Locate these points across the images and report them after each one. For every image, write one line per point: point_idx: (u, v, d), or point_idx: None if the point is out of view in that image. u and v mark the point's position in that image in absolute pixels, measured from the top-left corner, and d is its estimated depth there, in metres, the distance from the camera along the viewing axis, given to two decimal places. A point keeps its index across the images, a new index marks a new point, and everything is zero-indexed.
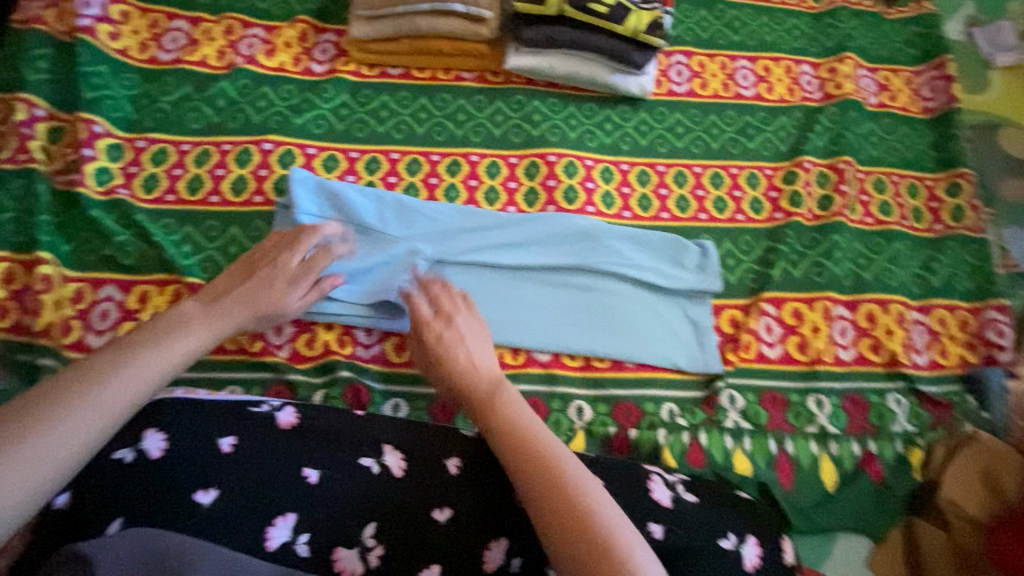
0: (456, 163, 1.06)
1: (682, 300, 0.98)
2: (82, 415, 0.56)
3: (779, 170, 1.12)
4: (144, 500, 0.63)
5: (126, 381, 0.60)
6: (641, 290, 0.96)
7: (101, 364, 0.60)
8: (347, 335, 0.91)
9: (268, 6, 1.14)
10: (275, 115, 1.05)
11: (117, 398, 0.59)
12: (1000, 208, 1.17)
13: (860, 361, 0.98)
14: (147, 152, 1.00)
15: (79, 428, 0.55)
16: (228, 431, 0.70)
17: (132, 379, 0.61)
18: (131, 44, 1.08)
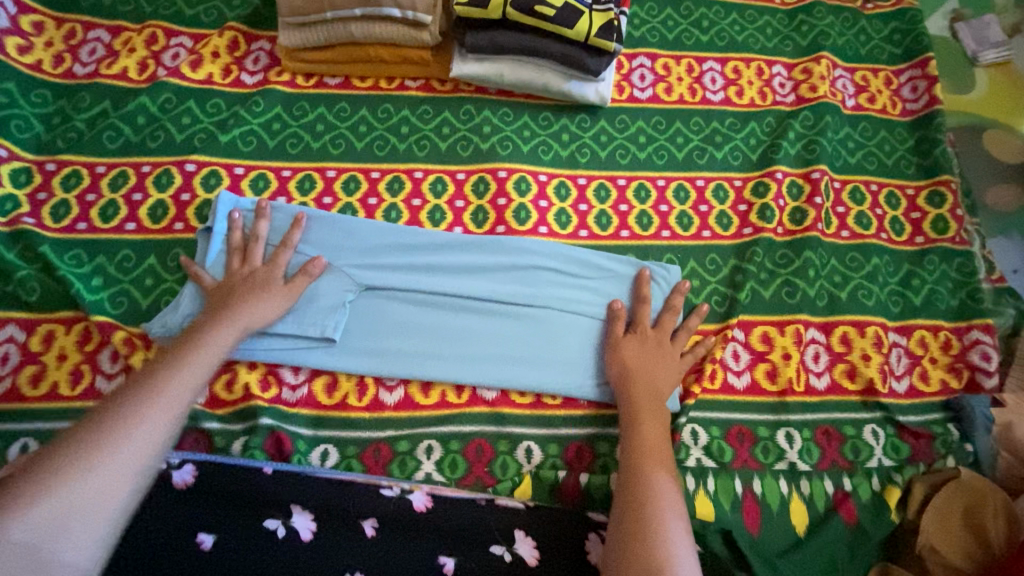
0: (398, 181, 0.98)
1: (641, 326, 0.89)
2: (96, 481, 0.54)
3: (748, 181, 1.04)
4: None
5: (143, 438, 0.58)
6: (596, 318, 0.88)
7: (111, 424, 0.57)
8: (272, 375, 0.83)
9: (195, 13, 1.05)
10: (200, 132, 0.96)
11: (134, 456, 0.56)
12: (986, 216, 1.09)
13: (834, 389, 0.91)
14: (58, 176, 0.92)
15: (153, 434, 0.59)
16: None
17: (149, 436, 0.59)
18: (45, 58, 1.00)
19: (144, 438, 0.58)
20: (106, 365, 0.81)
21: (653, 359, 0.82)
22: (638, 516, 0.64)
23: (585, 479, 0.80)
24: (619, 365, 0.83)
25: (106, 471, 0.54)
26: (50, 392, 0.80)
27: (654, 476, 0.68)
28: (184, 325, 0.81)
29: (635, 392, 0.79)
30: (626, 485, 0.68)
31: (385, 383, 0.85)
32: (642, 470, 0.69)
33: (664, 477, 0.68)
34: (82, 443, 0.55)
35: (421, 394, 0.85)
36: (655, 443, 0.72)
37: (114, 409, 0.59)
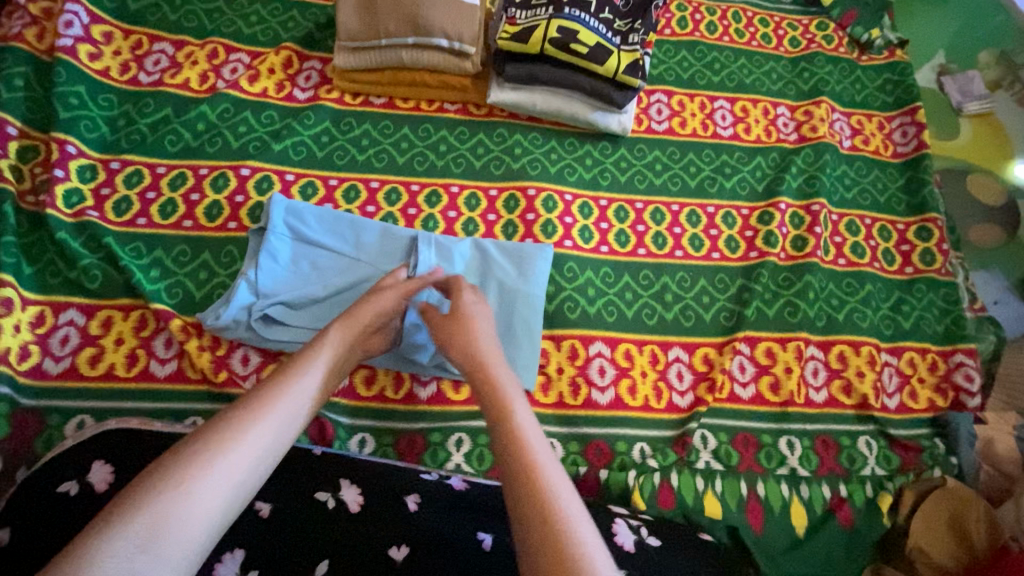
0: (435, 194, 1.06)
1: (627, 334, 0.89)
2: (198, 499, 0.51)
3: (754, 210, 1.13)
4: None
5: (247, 453, 0.55)
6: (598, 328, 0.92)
7: (215, 437, 0.55)
8: None
9: (253, 32, 1.15)
10: (255, 141, 1.04)
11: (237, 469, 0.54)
12: (968, 252, 1.20)
13: (831, 402, 0.99)
14: (121, 174, 0.99)
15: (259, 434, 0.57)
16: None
17: (252, 450, 0.55)
18: (113, 65, 1.07)
19: (250, 452, 0.55)
20: (161, 350, 0.87)
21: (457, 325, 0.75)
22: (531, 487, 0.54)
23: (604, 475, 0.88)
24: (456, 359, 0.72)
25: (211, 492, 0.51)
26: (107, 372, 0.86)
27: (538, 462, 0.57)
28: (236, 316, 0.87)
29: (484, 376, 0.68)
30: (511, 474, 0.56)
31: (420, 378, 0.91)
32: (521, 464, 0.57)
33: (545, 462, 0.57)
34: (191, 453, 0.53)
35: (452, 390, 0.91)
36: (522, 427, 0.61)
37: (222, 419, 0.56)
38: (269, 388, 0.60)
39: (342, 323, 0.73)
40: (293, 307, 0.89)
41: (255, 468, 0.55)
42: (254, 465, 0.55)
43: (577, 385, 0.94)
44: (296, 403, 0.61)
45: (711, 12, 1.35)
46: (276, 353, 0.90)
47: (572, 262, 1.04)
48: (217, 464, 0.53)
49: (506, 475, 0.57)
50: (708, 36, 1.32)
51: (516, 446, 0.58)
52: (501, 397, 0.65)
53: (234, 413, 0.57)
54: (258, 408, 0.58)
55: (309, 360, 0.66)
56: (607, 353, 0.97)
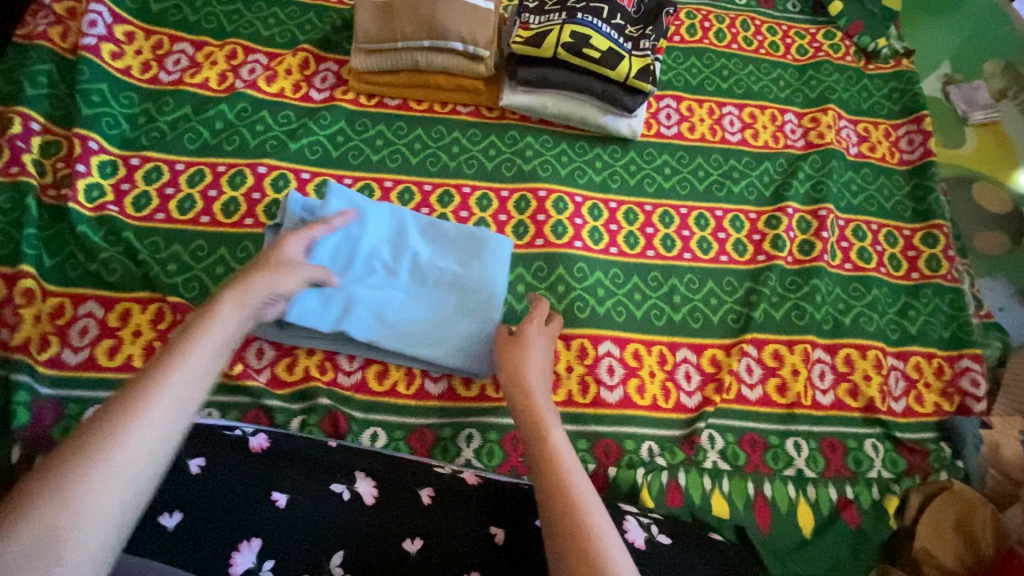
0: (448, 194, 1.08)
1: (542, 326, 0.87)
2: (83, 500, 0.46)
3: (762, 214, 1.15)
4: None
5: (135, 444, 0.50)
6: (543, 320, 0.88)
7: (96, 435, 0.49)
8: (330, 361, 0.91)
9: (271, 34, 1.17)
10: (272, 139, 1.06)
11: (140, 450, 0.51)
12: (974, 259, 1.20)
13: (838, 405, 0.99)
14: (141, 170, 1.01)
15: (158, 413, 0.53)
16: (195, 454, 0.70)
17: (145, 442, 0.51)
18: (134, 64, 1.10)
19: (139, 443, 0.51)
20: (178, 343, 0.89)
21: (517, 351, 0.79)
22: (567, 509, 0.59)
23: (613, 472, 0.89)
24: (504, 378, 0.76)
25: (97, 492, 0.47)
26: (125, 363, 0.87)
27: (575, 485, 0.61)
28: None
29: (526, 404, 0.72)
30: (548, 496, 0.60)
31: (430, 375, 0.92)
32: (556, 479, 0.61)
33: (582, 486, 0.61)
34: (66, 459, 0.48)
35: (462, 387, 0.92)
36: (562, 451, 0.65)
37: (96, 417, 0.51)
38: (149, 376, 0.55)
39: (229, 298, 0.68)
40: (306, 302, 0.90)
41: (147, 458, 0.51)
42: (146, 455, 0.51)
43: (586, 384, 0.95)
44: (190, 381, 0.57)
45: (720, 20, 1.37)
46: (290, 347, 0.91)
47: (582, 262, 1.05)
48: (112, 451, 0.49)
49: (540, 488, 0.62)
50: (717, 44, 1.34)
51: (557, 468, 0.63)
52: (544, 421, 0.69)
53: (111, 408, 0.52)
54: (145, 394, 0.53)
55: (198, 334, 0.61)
56: (615, 353, 0.98)
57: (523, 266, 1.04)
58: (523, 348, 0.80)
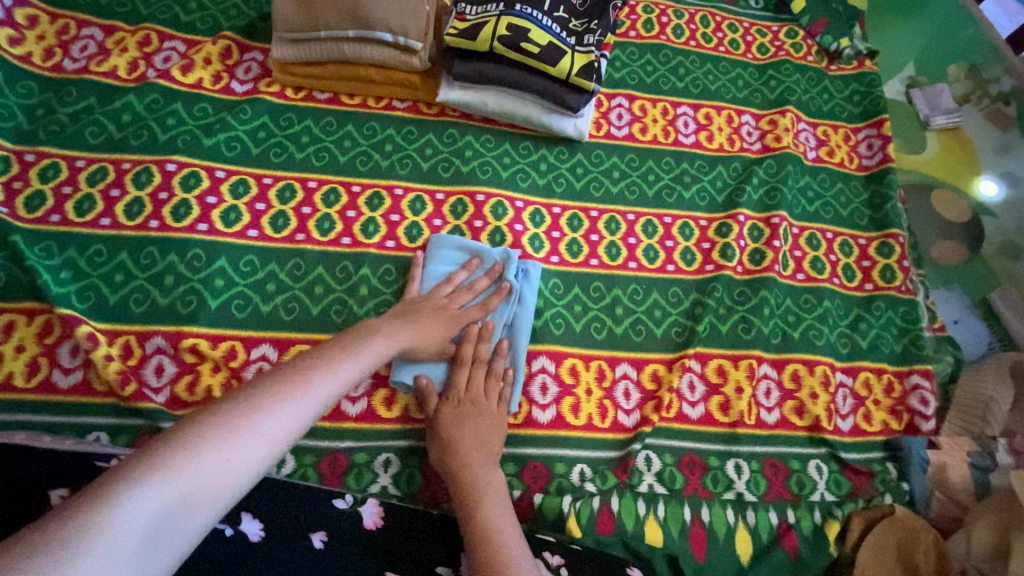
0: (378, 197, 1.00)
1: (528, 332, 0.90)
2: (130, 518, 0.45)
3: (713, 221, 1.10)
4: None
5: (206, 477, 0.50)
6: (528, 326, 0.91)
7: (204, 431, 0.52)
8: (236, 379, 0.84)
9: (191, 20, 1.08)
10: (184, 134, 0.98)
11: (265, 442, 0.54)
12: (930, 269, 1.17)
13: (782, 424, 0.95)
14: (36, 167, 0.92)
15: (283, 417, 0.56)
16: (58, 482, 0.66)
17: (271, 426, 0.55)
18: (35, 50, 1.01)
19: (199, 475, 0.50)
20: (65, 359, 0.81)
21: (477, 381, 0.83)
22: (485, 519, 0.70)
23: (539, 499, 0.83)
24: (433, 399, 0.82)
25: (226, 459, 0.51)
26: (5, 382, 0.80)
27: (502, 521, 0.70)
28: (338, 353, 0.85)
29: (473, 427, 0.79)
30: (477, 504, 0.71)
31: (348, 394, 0.86)
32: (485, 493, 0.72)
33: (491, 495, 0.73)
34: (223, 418, 0.53)
35: (383, 407, 0.86)
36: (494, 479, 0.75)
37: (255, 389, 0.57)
38: (293, 376, 0.59)
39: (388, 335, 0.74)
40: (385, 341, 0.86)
41: (202, 497, 0.49)
42: (215, 488, 0.50)
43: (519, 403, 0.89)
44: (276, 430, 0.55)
45: (679, 15, 1.31)
46: (192, 363, 0.84)
47: None
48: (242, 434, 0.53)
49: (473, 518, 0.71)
50: (674, 40, 1.28)
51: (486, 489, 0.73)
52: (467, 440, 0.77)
53: (191, 433, 0.52)
54: (225, 427, 0.53)
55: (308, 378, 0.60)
56: (550, 369, 0.92)
57: None
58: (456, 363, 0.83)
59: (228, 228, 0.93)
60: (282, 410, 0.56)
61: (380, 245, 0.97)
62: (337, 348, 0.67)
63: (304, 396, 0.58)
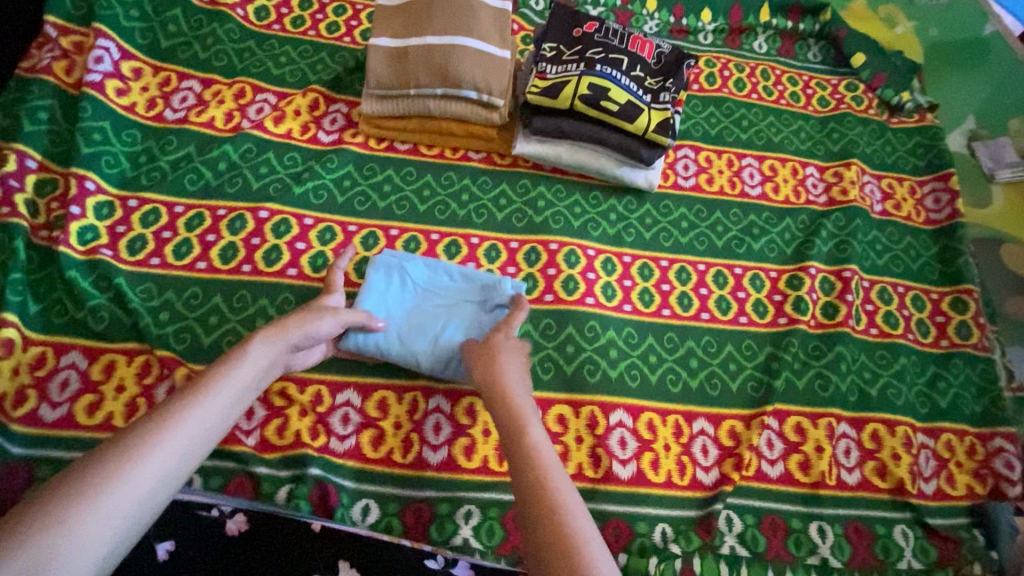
0: (455, 245, 1.03)
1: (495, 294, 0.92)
2: (138, 484, 0.56)
3: (783, 273, 1.10)
4: None
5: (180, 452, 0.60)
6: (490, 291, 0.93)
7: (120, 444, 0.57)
8: (323, 425, 0.85)
9: (282, 73, 1.15)
10: (275, 183, 1.03)
11: (178, 456, 0.60)
12: (1005, 326, 1.15)
13: (864, 485, 0.93)
14: (138, 212, 0.97)
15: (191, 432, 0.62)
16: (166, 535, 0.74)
17: (190, 438, 0.61)
18: (139, 101, 1.07)
19: (176, 445, 0.60)
20: (162, 399, 0.84)
21: (492, 359, 0.78)
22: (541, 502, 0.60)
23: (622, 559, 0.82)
24: (485, 390, 0.76)
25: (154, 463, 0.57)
26: (105, 421, 0.82)
27: (567, 503, 0.60)
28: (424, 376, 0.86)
29: (506, 407, 0.72)
30: (528, 488, 0.62)
31: (430, 442, 0.87)
32: (540, 471, 0.63)
33: (559, 482, 0.63)
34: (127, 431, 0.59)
35: (464, 457, 0.86)
36: (546, 457, 0.66)
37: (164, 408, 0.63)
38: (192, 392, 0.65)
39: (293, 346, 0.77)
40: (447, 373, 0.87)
41: (183, 462, 0.60)
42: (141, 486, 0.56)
43: (598, 456, 0.88)
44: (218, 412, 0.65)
45: (740, 69, 1.34)
46: (282, 407, 0.86)
47: (594, 320, 0.99)
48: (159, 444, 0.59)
49: (527, 505, 0.61)
50: (737, 93, 1.31)
51: (540, 474, 0.63)
52: (524, 427, 0.69)
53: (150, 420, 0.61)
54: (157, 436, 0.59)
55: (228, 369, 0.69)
56: (628, 423, 0.91)
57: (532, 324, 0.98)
58: (493, 356, 0.78)
59: (316, 273, 0.96)
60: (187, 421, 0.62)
61: None
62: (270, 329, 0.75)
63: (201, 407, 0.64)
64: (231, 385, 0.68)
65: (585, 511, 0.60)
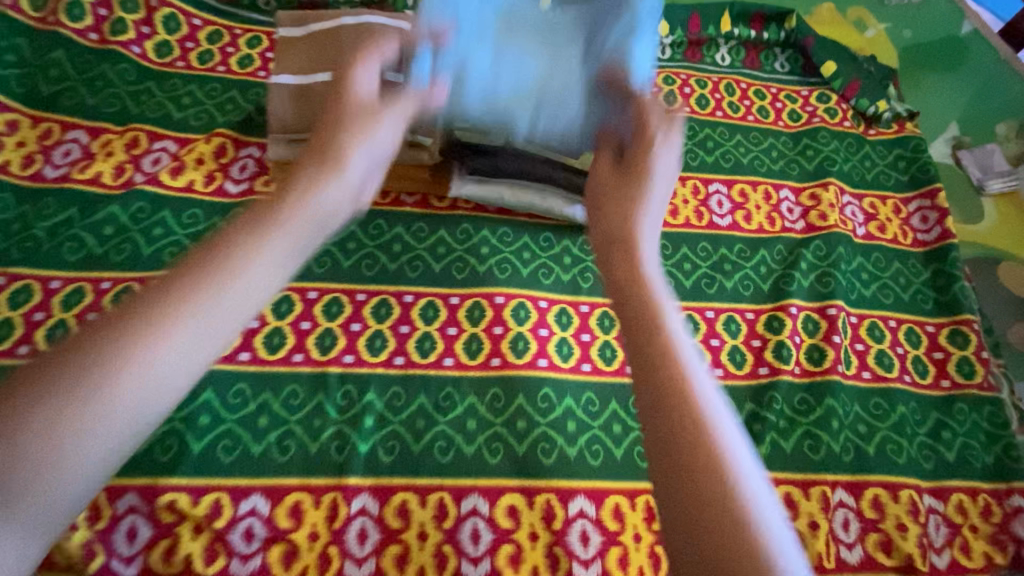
0: (385, 305, 0.90)
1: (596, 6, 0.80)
2: (54, 464, 0.36)
3: (761, 314, 0.97)
4: None
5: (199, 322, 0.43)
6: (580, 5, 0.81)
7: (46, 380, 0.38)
8: (221, 543, 0.71)
9: (184, 117, 1.02)
10: (172, 246, 0.89)
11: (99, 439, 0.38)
12: (1011, 357, 1.03)
13: (869, 565, 0.80)
14: (4, 291, 0.83)
15: (117, 398, 0.39)
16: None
17: (127, 399, 0.39)
18: (13, 157, 0.93)
19: (118, 416, 0.39)
20: None
21: (612, 190, 0.55)
22: (717, 494, 0.36)
23: None
24: (596, 217, 0.54)
25: (76, 433, 0.37)
26: None
27: (765, 524, 0.36)
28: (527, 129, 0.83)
29: (621, 247, 0.50)
30: (690, 486, 0.37)
31: (354, 555, 0.72)
32: (704, 451, 0.38)
33: (742, 455, 0.38)
34: (58, 360, 0.38)
35: (395, 570, 0.72)
36: (704, 395, 0.40)
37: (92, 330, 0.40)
38: (140, 307, 0.42)
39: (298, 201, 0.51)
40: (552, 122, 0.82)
41: (124, 437, 0.39)
42: (55, 468, 0.36)
43: (555, 558, 0.74)
44: (319, 208, 0.51)
45: (702, 84, 1.23)
46: (171, 525, 0.71)
47: (548, 387, 0.86)
48: (78, 406, 0.37)
49: (677, 505, 0.37)
50: (700, 111, 1.19)
51: (710, 472, 0.37)
52: (660, 304, 0.45)
53: (231, 234, 0.47)
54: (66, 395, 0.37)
55: (335, 167, 0.54)
56: (590, 512, 0.78)
57: (475, 394, 0.84)
58: (636, 179, 0.55)
59: None
60: (131, 363, 0.40)
61: (388, 363, 0.85)
62: (236, 232, 0.47)
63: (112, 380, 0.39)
64: (223, 279, 0.44)
65: (776, 505, 0.37)
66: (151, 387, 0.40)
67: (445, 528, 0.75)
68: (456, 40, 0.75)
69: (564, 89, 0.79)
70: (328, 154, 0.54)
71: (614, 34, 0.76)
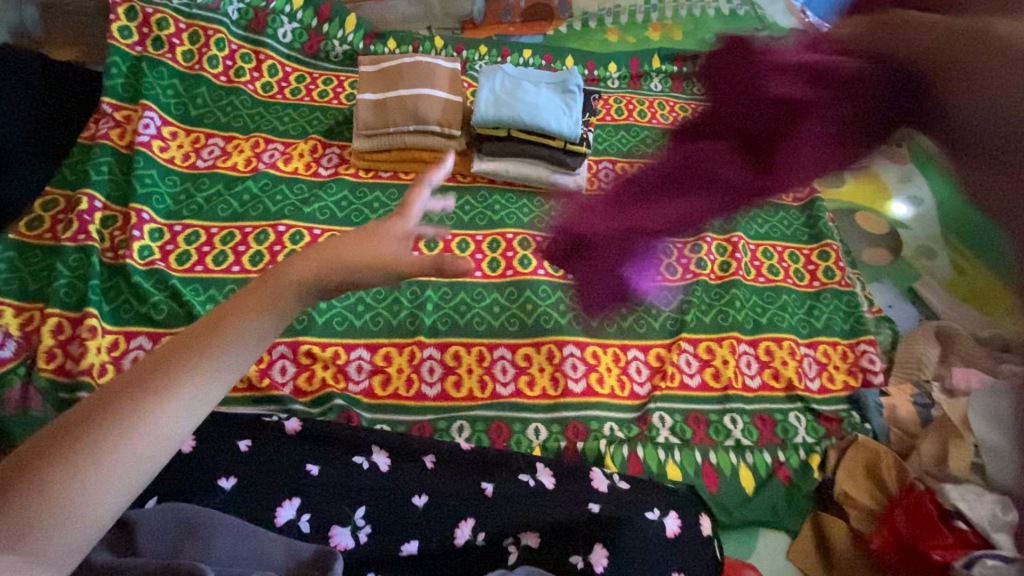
0: (433, 240, 1.32)
1: (566, 76, 1.43)
2: (128, 456, 0.49)
3: (687, 243, 1.41)
4: (175, 484, 0.80)
5: (109, 473, 0.49)
6: (557, 75, 1.44)
7: (98, 417, 0.50)
8: (342, 372, 1.10)
9: (287, 130, 1.48)
10: (289, 206, 1.32)
11: (145, 451, 0.50)
12: (863, 269, 1.51)
13: (764, 387, 1.20)
14: (182, 235, 1.24)
15: (175, 418, 0.51)
16: (227, 472, 0.83)
17: (162, 425, 0.51)
18: (176, 154, 1.37)
19: (166, 424, 0.51)
20: None
21: None
22: None
23: (581, 445, 1.07)
24: None
25: (136, 441, 0.49)
26: None
27: None
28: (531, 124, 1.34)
29: None
30: None
31: (426, 380, 1.11)
32: None
33: None
34: (116, 405, 0.50)
35: (453, 388, 1.11)
36: None
37: (142, 375, 0.52)
38: (184, 362, 0.53)
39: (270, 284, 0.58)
40: (545, 122, 1.34)
41: (168, 441, 0.51)
42: (127, 470, 0.49)
43: (556, 378, 1.14)
44: (194, 397, 0.52)
45: (642, 102, 1.74)
46: (308, 363, 1.09)
47: (546, 285, 1.26)
48: (146, 421, 0.50)
49: None
50: (641, 120, 1.70)
51: None
52: None
53: (125, 398, 0.51)
54: (120, 419, 0.49)
55: (218, 338, 0.54)
56: (578, 353, 1.17)
57: (497, 292, 1.25)
58: None
59: None
60: (173, 404, 0.51)
61: (438, 274, 1.27)
62: (179, 352, 0.53)
63: (172, 407, 0.51)
64: (232, 340, 0.55)
65: None
66: (184, 417, 0.52)
67: (484, 365, 1.14)
68: (487, 110, 1.35)
69: (555, 120, 1.35)
70: (223, 323, 0.55)
71: (574, 85, 1.40)
